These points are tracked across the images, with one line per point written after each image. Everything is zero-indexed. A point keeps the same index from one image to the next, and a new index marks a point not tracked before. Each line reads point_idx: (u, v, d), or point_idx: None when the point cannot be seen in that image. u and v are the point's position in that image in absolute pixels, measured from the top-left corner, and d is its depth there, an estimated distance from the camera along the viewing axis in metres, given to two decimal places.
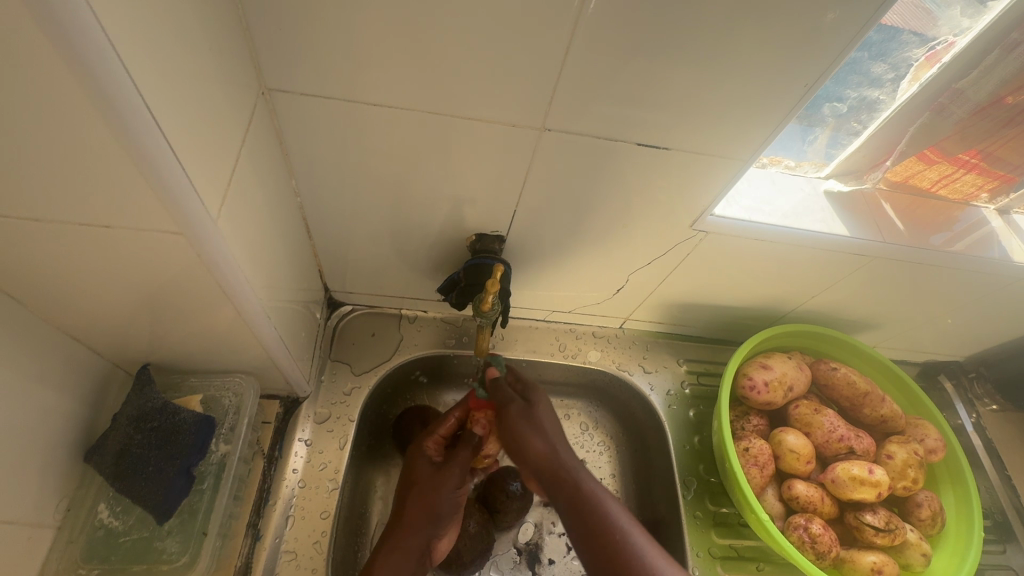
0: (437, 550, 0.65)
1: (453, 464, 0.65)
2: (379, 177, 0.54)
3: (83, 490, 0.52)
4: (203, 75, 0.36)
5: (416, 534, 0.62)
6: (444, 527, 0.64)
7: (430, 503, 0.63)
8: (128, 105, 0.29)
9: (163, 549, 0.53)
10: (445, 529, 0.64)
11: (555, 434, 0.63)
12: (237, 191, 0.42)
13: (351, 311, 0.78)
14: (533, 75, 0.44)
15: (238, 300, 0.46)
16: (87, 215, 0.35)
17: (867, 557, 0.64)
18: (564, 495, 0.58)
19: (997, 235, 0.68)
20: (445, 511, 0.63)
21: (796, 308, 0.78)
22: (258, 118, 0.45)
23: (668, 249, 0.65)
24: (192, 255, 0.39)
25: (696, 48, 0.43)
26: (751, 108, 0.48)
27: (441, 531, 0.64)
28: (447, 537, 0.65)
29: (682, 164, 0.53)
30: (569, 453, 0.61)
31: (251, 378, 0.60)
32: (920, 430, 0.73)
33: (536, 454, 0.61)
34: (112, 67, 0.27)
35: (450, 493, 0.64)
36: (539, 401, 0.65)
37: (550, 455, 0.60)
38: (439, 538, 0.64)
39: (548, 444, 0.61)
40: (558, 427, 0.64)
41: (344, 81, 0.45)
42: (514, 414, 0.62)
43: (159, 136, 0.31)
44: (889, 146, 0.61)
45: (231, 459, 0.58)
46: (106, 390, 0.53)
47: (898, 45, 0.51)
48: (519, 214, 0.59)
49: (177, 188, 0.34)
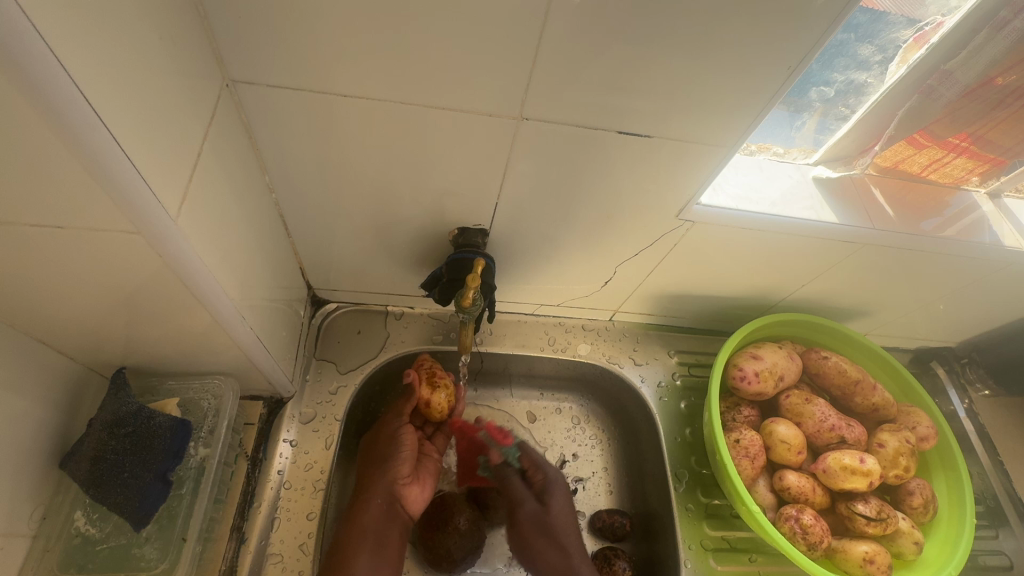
0: (409, 501, 0.67)
1: (392, 414, 0.71)
2: (356, 171, 0.53)
3: (59, 498, 0.50)
4: (156, 67, 0.34)
5: (375, 485, 0.66)
6: (402, 472, 0.67)
7: (379, 452, 0.68)
8: (63, 97, 0.27)
9: (142, 556, 0.52)
10: (408, 479, 0.67)
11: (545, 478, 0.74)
12: (201, 188, 0.41)
13: (335, 309, 0.76)
14: (508, 63, 0.43)
15: (208, 300, 0.44)
16: (39, 217, 0.33)
17: (859, 546, 0.64)
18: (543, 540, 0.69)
19: (988, 219, 0.67)
20: (394, 455, 0.67)
21: (787, 297, 0.77)
22: (223, 113, 0.43)
23: (655, 240, 0.64)
24: (155, 255, 0.38)
25: (674, 33, 0.41)
26: (733, 94, 0.47)
27: (402, 476, 0.67)
28: (415, 486, 0.68)
29: (665, 153, 0.52)
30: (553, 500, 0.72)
31: (230, 379, 0.59)
32: (911, 418, 0.73)
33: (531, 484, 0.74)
34: (40, 55, 0.25)
35: (396, 440, 0.68)
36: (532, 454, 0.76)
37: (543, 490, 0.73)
38: (404, 486, 0.67)
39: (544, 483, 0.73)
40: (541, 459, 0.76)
41: (313, 72, 0.43)
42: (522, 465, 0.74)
43: (102, 129, 0.30)
44: (877, 130, 0.59)
45: (210, 462, 0.56)
46: (81, 396, 0.52)
47: (885, 26, 0.50)
48: (502, 207, 0.58)
49: (127, 185, 0.32)
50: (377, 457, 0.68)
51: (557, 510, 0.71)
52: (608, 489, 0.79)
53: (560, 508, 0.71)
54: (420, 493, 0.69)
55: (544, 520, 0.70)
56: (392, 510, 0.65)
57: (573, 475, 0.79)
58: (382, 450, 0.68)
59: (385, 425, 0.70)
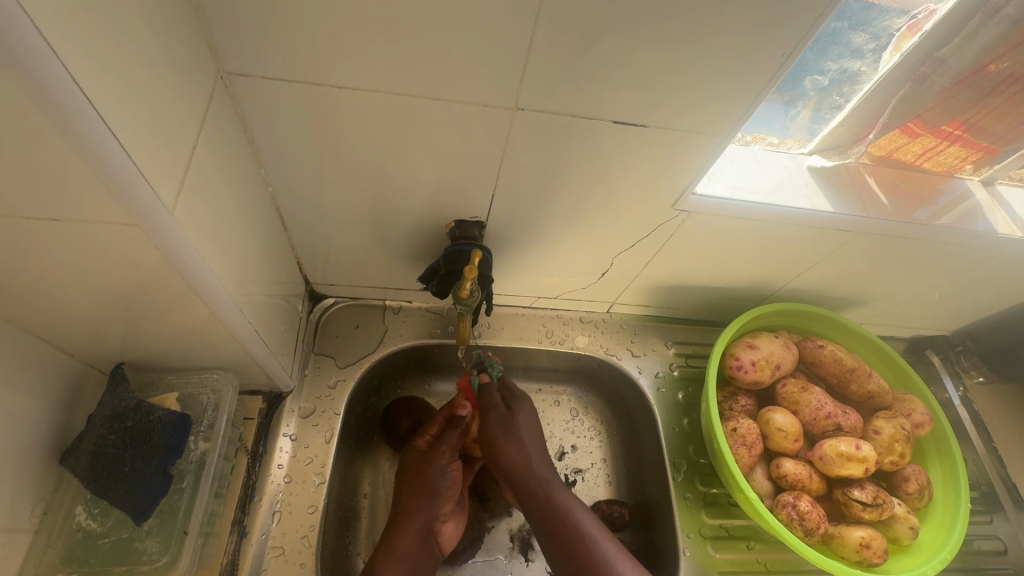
0: (443, 538, 0.64)
1: (441, 443, 0.66)
2: (352, 164, 0.53)
3: (60, 494, 0.50)
4: (150, 58, 0.34)
5: (417, 517, 0.62)
6: (444, 508, 0.63)
7: (425, 483, 0.63)
8: (58, 88, 0.27)
9: (144, 550, 0.52)
10: (446, 513, 0.63)
11: (533, 447, 0.64)
12: (197, 181, 0.41)
13: (333, 303, 0.76)
14: (501, 54, 0.43)
15: (205, 293, 0.44)
16: (34, 211, 0.33)
17: (856, 531, 0.65)
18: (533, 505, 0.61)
19: (981, 207, 0.67)
20: (441, 489, 0.63)
21: (783, 287, 0.77)
22: (217, 106, 0.43)
23: (651, 231, 0.64)
24: (152, 248, 0.38)
25: (667, 21, 0.41)
26: (728, 82, 0.47)
27: (442, 513, 0.63)
28: (451, 522, 0.64)
29: (660, 143, 0.52)
30: (543, 464, 0.63)
31: (230, 374, 0.59)
32: (906, 405, 0.73)
33: (512, 462, 0.63)
34: (34, 45, 0.25)
35: (446, 473, 0.64)
36: (522, 410, 0.67)
37: (527, 468, 0.62)
38: (441, 521, 0.63)
39: (525, 457, 0.63)
40: (536, 438, 0.65)
41: (308, 64, 0.43)
42: (493, 422, 0.65)
43: (98, 120, 0.30)
44: (871, 119, 0.60)
45: (211, 457, 0.57)
46: (80, 392, 0.52)
47: (879, 14, 0.50)
48: (498, 199, 0.58)
49: (124, 177, 0.32)
50: (422, 486, 0.63)
51: (524, 417, 0.66)
52: (607, 480, 0.79)
53: (529, 428, 0.65)
54: (454, 529, 0.65)
55: (506, 419, 0.65)
56: (427, 544, 0.62)
57: (572, 466, 0.79)
58: (428, 478, 0.63)
59: (432, 452, 0.66)
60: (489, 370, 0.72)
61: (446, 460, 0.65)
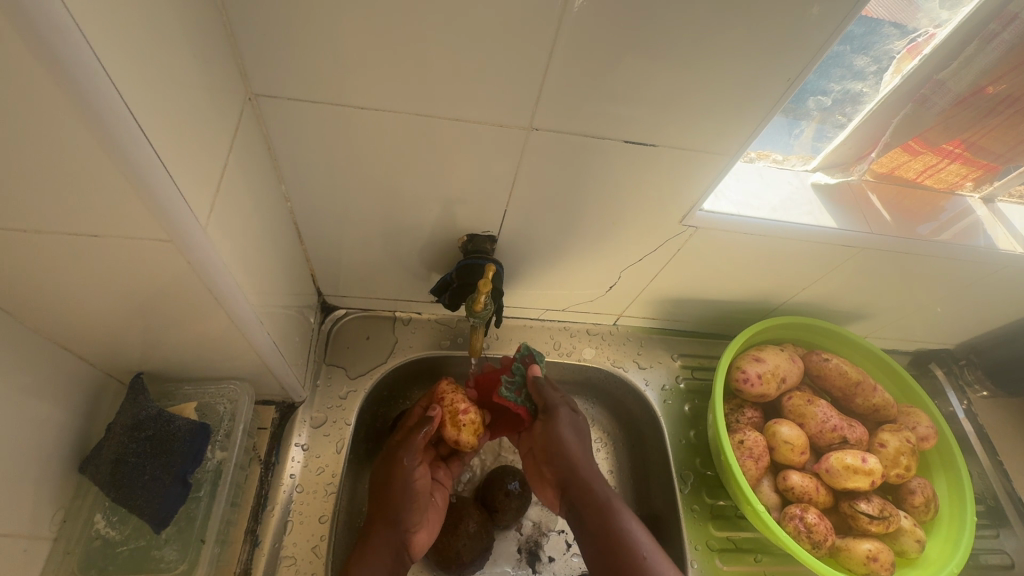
0: (415, 548, 0.63)
1: (410, 450, 0.65)
2: (369, 179, 0.54)
3: (78, 502, 0.51)
4: (189, 81, 0.36)
5: (382, 529, 0.60)
6: (412, 519, 0.62)
7: (394, 493, 0.63)
8: (109, 110, 0.29)
9: (161, 557, 0.53)
10: (413, 525, 0.62)
11: (586, 455, 0.65)
12: (226, 198, 0.42)
13: (344, 315, 0.77)
14: (518, 77, 0.45)
15: (228, 303, 0.45)
16: (74, 225, 0.35)
17: (863, 544, 0.65)
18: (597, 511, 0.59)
19: (982, 223, 0.69)
20: (410, 500, 0.62)
21: (787, 300, 0.78)
22: (245, 125, 0.45)
23: (659, 245, 0.65)
24: (182, 261, 0.39)
25: (679, 46, 0.43)
26: (737, 102, 0.48)
27: (411, 524, 0.62)
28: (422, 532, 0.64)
29: (670, 161, 0.54)
30: (599, 474, 0.63)
31: (246, 385, 0.60)
32: (911, 418, 0.74)
33: (576, 457, 0.63)
34: (91, 72, 0.27)
35: (409, 485, 0.63)
36: (582, 417, 0.68)
37: (592, 480, 0.62)
38: (412, 533, 0.63)
39: (584, 463, 0.63)
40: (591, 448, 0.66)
41: (331, 85, 0.45)
42: (564, 418, 0.66)
43: (142, 140, 0.31)
44: (873, 137, 0.62)
45: (228, 465, 0.58)
46: (100, 400, 0.53)
47: (879, 39, 0.52)
48: (510, 215, 0.60)
49: (163, 192, 0.34)
50: (388, 498, 0.62)
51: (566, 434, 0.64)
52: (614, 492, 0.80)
53: (587, 438, 0.67)
54: (426, 538, 0.65)
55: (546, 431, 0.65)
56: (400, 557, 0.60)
57: None
58: (399, 488, 0.63)
59: (397, 462, 0.64)
60: (535, 361, 0.71)
61: (412, 466, 0.64)
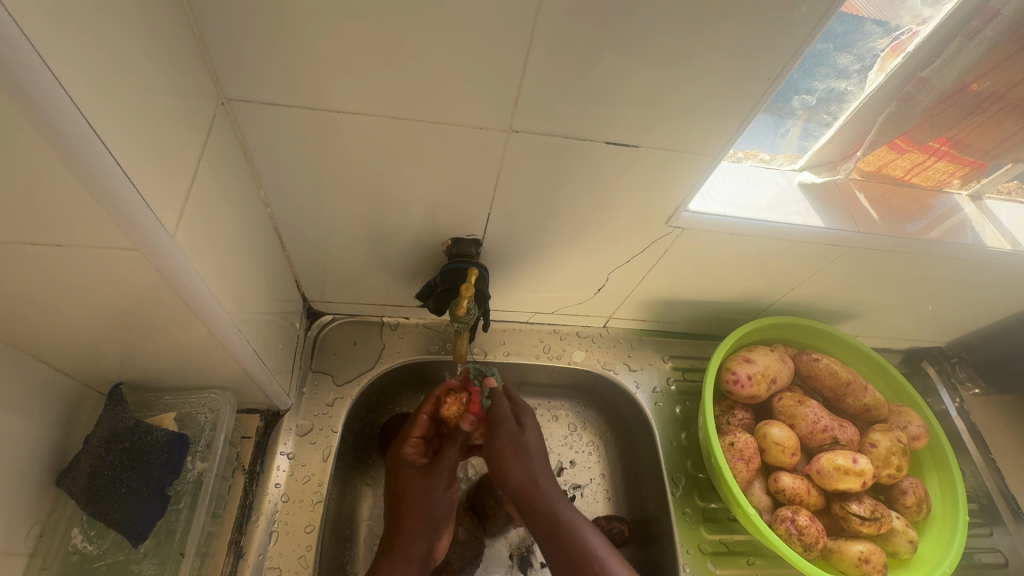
0: (439, 552, 0.64)
1: (442, 466, 0.66)
2: (350, 183, 0.54)
3: (55, 516, 0.50)
4: (154, 87, 0.35)
5: (417, 538, 0.62)
6: (444, 527, 0.64)
7: (427, 506, 0.64)
8: (66, 120, 0.28)
9: (139, 571, 0.52)
10: (445, 529, 0.64)
11: (540, 461, 0.66)
12: (198, 205, 0.42)
13: (331, 320, 0.77)
14: (496, 79, 0.44)
15: (203, 312, 0.44)
16: (37, 236, 0.34)
17: (855, 546, 0.65)
18: (541, 524, 0.61)
19: (970, 220, 0.68)
20: (442, 513, 0.64)
21: (777, 300, 0.78)
22: (219, 130, 0.44)
23: (646, 247, 0.65)
24: (152, 271, 0.38)
25: (658, 45, 0.43)
26: (719, 102, 0.48)
27: (440, 530, 0.64)
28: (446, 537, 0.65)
29: (653, 161, 0.53)
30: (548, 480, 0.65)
31: (228, 394, 0.59)
32: (903, 417, 0.73)
33: (515, 481, 0.64)
34: (43, 79, 0.26)
35: (444, 498, 0.65)
36: (529, 424, 0.69)
37: (531, 483, 0.63)
38: (440, 539, 0.64)
39: (529, 473, 0.64)
40: (543, 453, 0.67)
41: (307, 89, 0.44)
42: (504, 434, 0.67)
43: (100, 146, 0.30)
44: (859, 136, 0.62)
45: (208, 476, 0.57)
46: (77, 412, 0.52)
47: (862, 37, 0.51)
48: (494, 218, 0.59)
49: (126, 202, 0.33)
50: (424, 510, 0.63)
51: (531, 434, 0.68)
52: (606, 495, 0.79)
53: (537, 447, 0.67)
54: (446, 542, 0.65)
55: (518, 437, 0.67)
56: (425, 563, 0.62)
57: (571, 482, 0.79)
58: (429, 504, 0.64)
59: (434, 473, 0.65)
60: (490, 376, 0.72)
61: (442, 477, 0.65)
